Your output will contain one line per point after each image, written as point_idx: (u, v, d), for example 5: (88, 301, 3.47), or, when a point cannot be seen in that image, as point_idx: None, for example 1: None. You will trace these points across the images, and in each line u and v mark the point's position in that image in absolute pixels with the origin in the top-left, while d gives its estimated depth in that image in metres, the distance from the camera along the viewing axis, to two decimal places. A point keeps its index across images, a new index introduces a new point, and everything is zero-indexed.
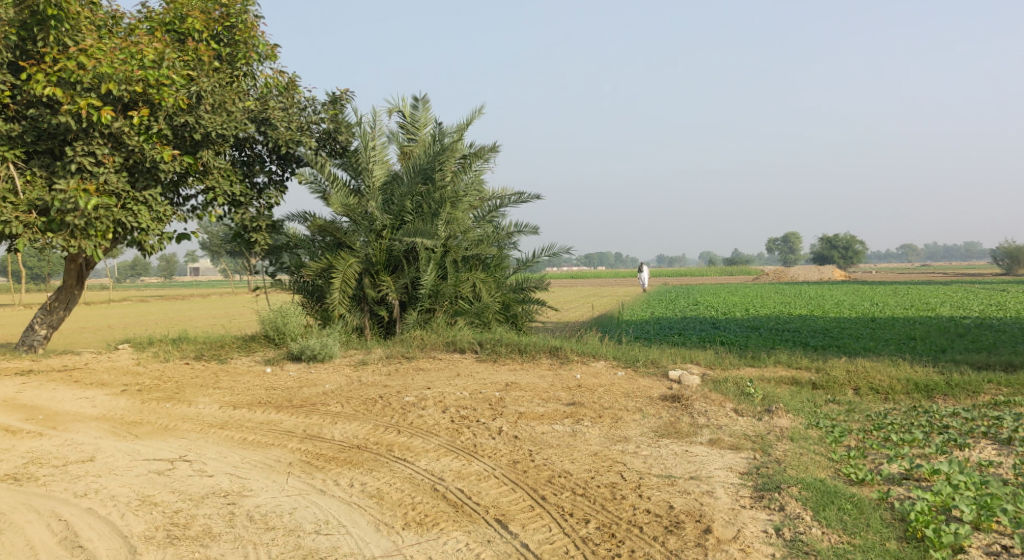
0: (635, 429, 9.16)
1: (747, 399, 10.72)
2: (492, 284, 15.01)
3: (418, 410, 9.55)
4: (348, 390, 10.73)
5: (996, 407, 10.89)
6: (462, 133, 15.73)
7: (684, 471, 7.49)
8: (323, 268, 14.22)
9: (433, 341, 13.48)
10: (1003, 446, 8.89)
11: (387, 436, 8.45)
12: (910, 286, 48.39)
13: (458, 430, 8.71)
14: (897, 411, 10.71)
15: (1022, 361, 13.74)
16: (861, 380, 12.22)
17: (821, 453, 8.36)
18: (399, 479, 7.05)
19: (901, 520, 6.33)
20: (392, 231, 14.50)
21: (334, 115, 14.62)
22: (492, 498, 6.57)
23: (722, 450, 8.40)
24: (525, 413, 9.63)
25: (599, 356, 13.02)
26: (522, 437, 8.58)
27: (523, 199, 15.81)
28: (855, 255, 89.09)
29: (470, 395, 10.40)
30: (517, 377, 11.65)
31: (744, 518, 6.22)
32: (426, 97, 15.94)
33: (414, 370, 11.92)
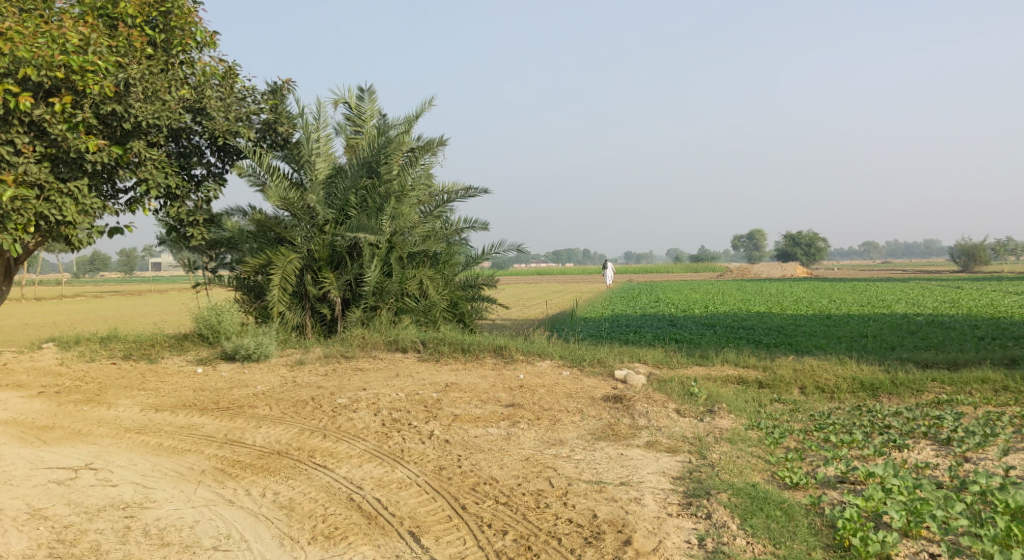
0: (572, 431, 8.91)
1: (690, 399, 10.53)
2: (439, 281, 14.67)
3: (348, 413, 9.20)
4: (280, 392, 10.33)
5: (938, 406, 10.85)
6: (410, 126, 15.41)
7: (615, 477, 7.26)
8: (262, 264, 13.74)
9: (375, 339, 13.12)
10: (943, 447, 8.79)
11: (311, 441, 8.12)
12: (870, 282, 48.98)
13: (387, 435, 8.40)
14: (840, 411, 10.60)
15: (967, 360, 13.76)
16: (808, 379, 12.13)
17: (758, 456, 8.18)
18: (314, 488, 6.77)
19: (830, 527, 6.16)
20: (335, 227, 14.09)
21: (274, 106, 14.13)
22: (410, 508, 6.40)
23: (658, 453, 8.19)
24: (461, 415, 9.33)
25: (545, 355, 12.77)
26: (453, 441, 8.28)
27: (471, 194, 15.51)
28: (816, 252, 90.22)
29: (406, 397, 10.07)
30: (458, 377, 11.35)
31: (668, 528, 6.05)
32: (372, 87, 15.54)
33: (352, 370, 11.56)
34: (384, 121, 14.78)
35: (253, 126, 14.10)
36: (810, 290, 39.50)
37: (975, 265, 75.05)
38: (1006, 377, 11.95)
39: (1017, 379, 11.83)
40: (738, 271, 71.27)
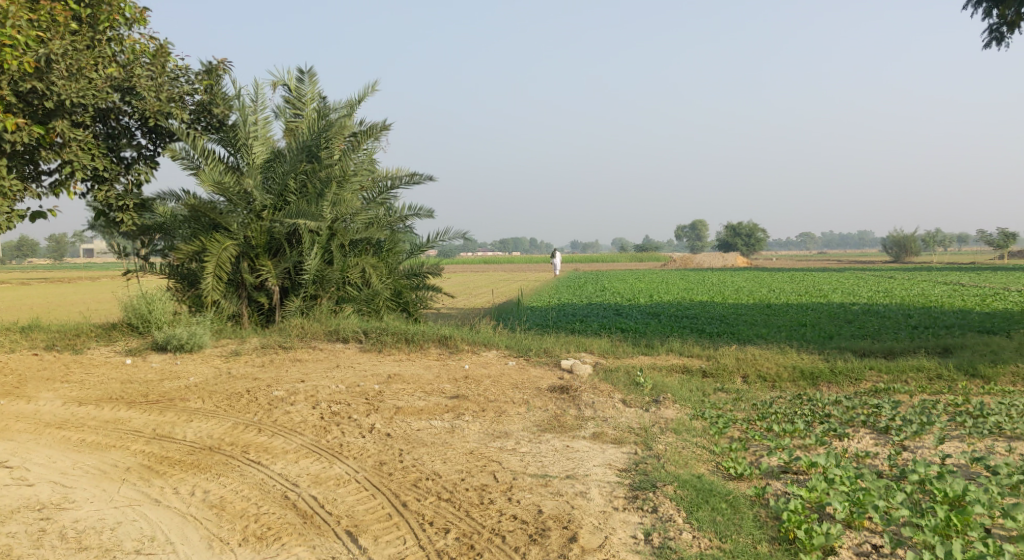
0: (517, 423, 8.75)
1: (636, 389, 10.48)
2: (383, 269, 14.36)
3: (285, 406, 8.88)
4: (213, 384, 9.93)
5: (876, 395, 11.02)
6: (352, 110, 15.00)
7: (560, 470, 7.12)
8: (196, 251, 13.20)
9: (315, 329, 12.75)
10: (881, 435, 8.90)
11: (245, 436, 7.79)
12: (806, 271, 50.16)
13: (326, 428, 8.12)
14: (782, 400, 10.67)
15: (902, 349, 14.06)
16: (750, 367, 12.22)
17: (703, 446, 8.14)
18: (247, 486, 6.48)
19: (775, 518, 6.13)
20: (273, 213, 13.63)
21: (209, 86, 13.56)
22: (347, 506, 6.16)
23: (604, 444, 8.09)
24: (403, 407, 9.08)
25: (490, 345, 12.59)
26: (395, 435, 8.05)
27: (415, 181, 15.18)
28: (756, 242, 92.10)
29: (346, 389, 9.78)
30: (401, 368, 11.10)
31: (614, 522, 5.94)
32: (313, 69, 15.06)
33: (290, 361, 11.20)
34: (324, 104, 14.37)
35: (186, 107, 13.52)
36: (750, 279, 40.21)
37: (907, 256, 77.55)
38: (940, 365, 12.22)
39: (950, 367, 12.10)
40: (680, 261, 72.18)
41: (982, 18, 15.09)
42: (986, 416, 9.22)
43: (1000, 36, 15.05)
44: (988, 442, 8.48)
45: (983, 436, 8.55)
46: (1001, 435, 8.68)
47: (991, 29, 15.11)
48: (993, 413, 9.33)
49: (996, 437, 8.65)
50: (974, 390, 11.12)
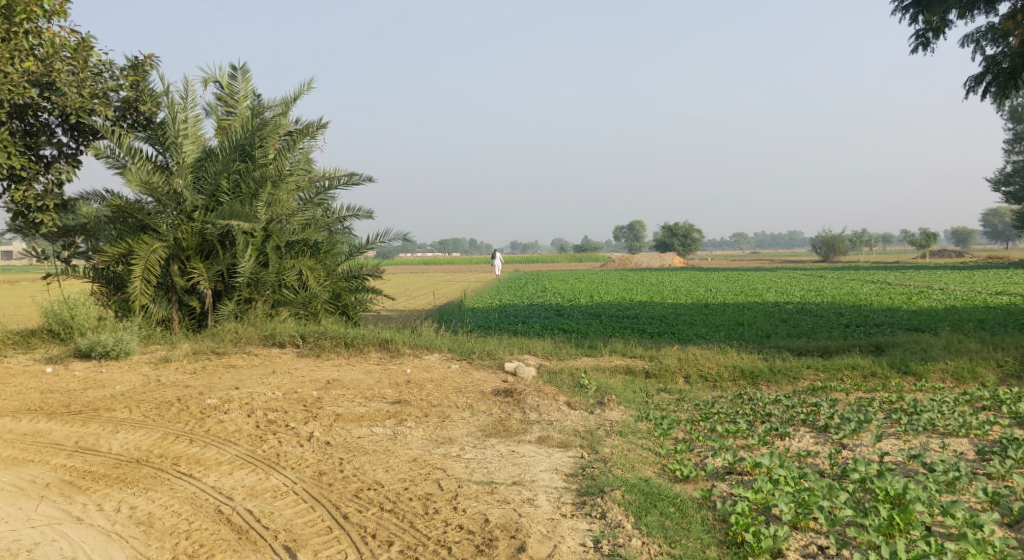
0: (461, 428, 8.57)
1: (580, 391, 10.40)
2: (320, 271, 14.01)
3: (219, 415, 8.51)
4: (141, 392, 9.47)
5: (814, 393, 11.19)
6: (288, 108, 14.60)
7: (507, 476, 6.98)
8: (123, 253, 12.62)
9: (249, 334, 12.33)
10: (821, 434, 9.00)
11: (175, 447, 7.42)
12: (741, 271, 51.08)
13: (261, 438, 7.80)
14: (723, 399, 10.74)
15: (838, 347, 14.33)
16: (691, 368, 12.28)
17: (648, 448, 8.10)
18: (178, 501, 6.15)
19: (723, 521, 6.11)
20: (205, 213, 13.14)
21: (136, 82, 13.00)
22: (285, 520, 5.90)
23: (550, 449, 7.97)
24: (343, 414, 8.81)
25: (432, 348, 12.37)
26: (335, 443, 7.78)
27: (354, 181, 14.86)
28: (692, 242, 93.71)
29: (283, 396, 9.44)
30: (340, 373, 10.80)
31: (562, 530, 5.83)
32: (246, 65, 14.60)
33: (224, 368, 10.78)
34: (259, 102, 13.95)
35: (111, 104, 12.93)
36: (687, 278, 40.85)
37: (835, 255, 79.93)
38: (873, 362, 12.48)
39: (883, 365, 12.37)
40: (619, 261, 72.94)
41: (909, 24, 15.52)
42: (920, 413, 9.43)
43: (926, 42, 15.51)
44: (923, 439, 8.65)
45: (918, 433, 8.72)
46: (935, 431, 8.88)
47: (918, 34, 15.55)
48: (926, 409, 9.54)
49: (930, 433, 8.84)
50: (906, 387, 11.39)
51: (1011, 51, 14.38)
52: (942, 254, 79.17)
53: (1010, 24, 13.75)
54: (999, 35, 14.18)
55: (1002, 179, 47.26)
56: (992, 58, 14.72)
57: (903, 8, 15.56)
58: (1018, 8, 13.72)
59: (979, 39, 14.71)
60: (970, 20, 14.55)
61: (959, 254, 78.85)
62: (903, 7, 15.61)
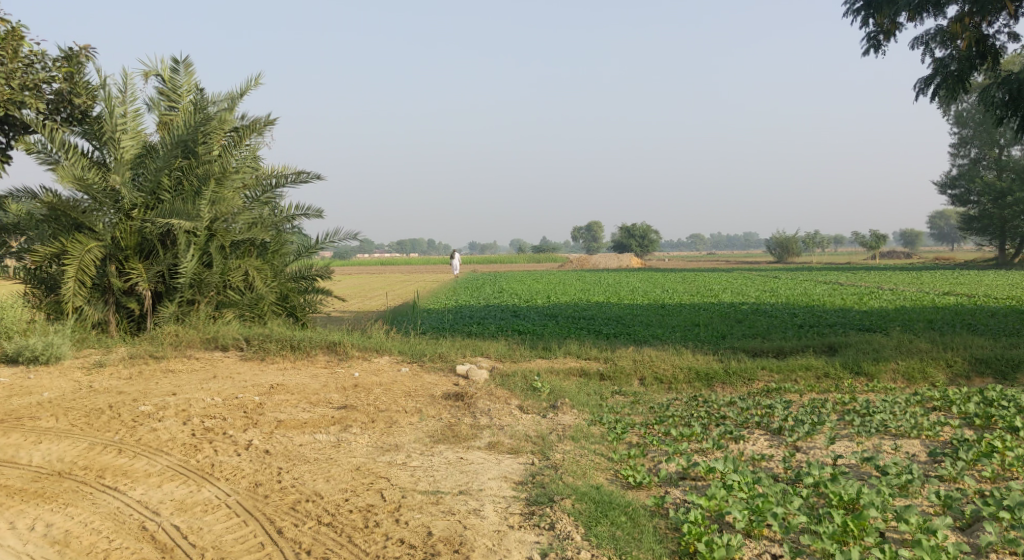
0: (409, 434, 8.26)
1: (533, 394, 10.16)
2: (268, 272, 13.56)
3: (152, 423, 8.09)
4: (71, 399, 8.99)
5: (768, 395, 11.11)
6: (233, 103, 14.14)
7: (453, 485, 6.71)
8: (56, 253, 12.05)
9: (190, 337, 11.85)
10: (775, 437, 8.89)
11: (101, 459, 7.04)
12: (697, 271, 51.38)
13: (196, 447, 7.42)
14: (678, 402, 10.60)
15: (792, 348, 14.31)
16: (647, 369, 12.12)
17: (601, 453, 7.89)
18: (98, 517, 5.87)
19: (675, 530, 5.93)
20: (145, 211, 12.60)
21: (69, 74, 12.43)
22: (214, 536, 5.63)
23: (500, 455, 7.72)
24: (285, 421, 8.44)
25: (382, 351, 12.03)
26: (274, 452, 7.43)
27: (302, 179, 14.44)
28: (649, 243, 94.40)
29: (223, 401, 9.03)
30: (285, 377, 10.40)
31: (509, 543, 5.62)
32: (189, 58, 14.09)
33: (161, 372, 10.33)
34: (202, 97, 13.47)
35: (43, 97, 12.35)
36: (643, 280, 41.06)
37: (789, 256, 81.15)
38: (827, 363, 12.46)
39: (836, 365, 12.34)
40: (577, 262, 73.07)
41: (860, 26, 15.61)
42: (872, 414, 9.37)
43: (877, 44, 15.61)
44: (876, 441, 8.58)
45: (870, 435, 8.64)
46: (887, 433, 8.82)
47: (869, 36, 15.65)
48: (878, 411, 9.49)
49: (883, 435, 8.77)
50: (859, 388, 11.38)
51: (960, 54, 14.52)
52: (891, 255, 80.87)
53: (958, 27, 13.87)
54: (948, 38, 14.31)
55: (949, 181, 48.38)
56: (940, 61, 14.85)
57: (854, 10, 15.65)
58: (966, 11, 13.83)
59: (929, 42, 14.84)
60: (920, 23, 14.66)
61: (905, 255, 80.77)
62: (854, 9, 15.70)
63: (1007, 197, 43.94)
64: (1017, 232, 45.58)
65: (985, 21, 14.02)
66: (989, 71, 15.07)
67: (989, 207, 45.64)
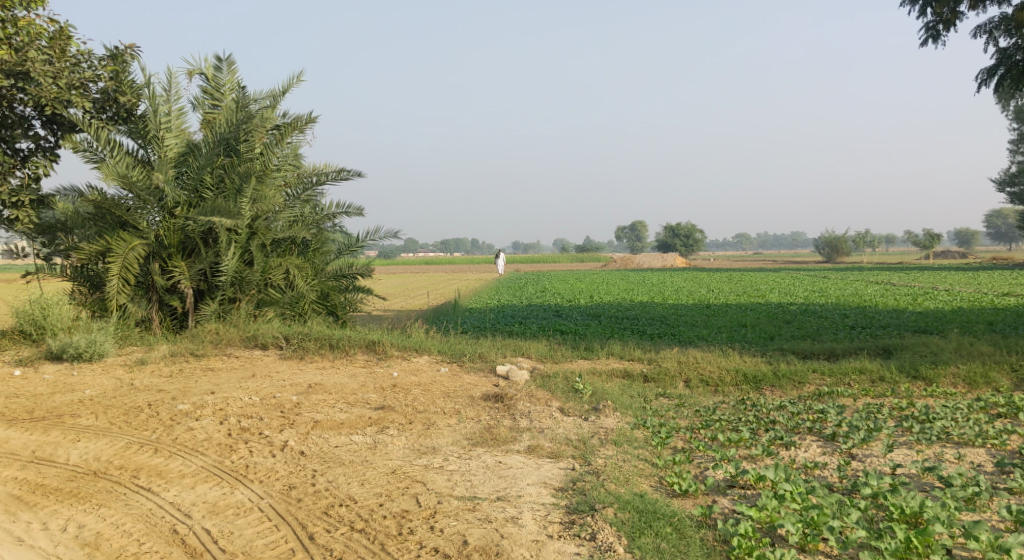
0: (446, 437, 8.06)
1: (575, 396, 9.89)
2: (308, 270, 13.49)
3: (189, 422, 8.02)
4: (111, 397, 8.99)
5: (820, 399, 10.66)
6: (275, 101, 14.13)
7: (491, 490, 6.49)
8: (101, 251, 12.15)
9: (230, 335, 11.83)
10: (828, 443, 8.48)
11: (137, 458, 6.98)
12: (743, 271, 50.27)
13: (232, 447, 7.32)
14: (725, 405, 10.23)
15: (845, 350, 13.78)
16: (692, 371, 11.75)
17: (645, 459, 7.60)
18: (130, 519, 5.80)
19: (724, 542, 5.64)
20: (187, 210, 12.64)
21: (115, 73, 12.53)
22: (244, 541, 5.53)
23: (540, 459, 7.48)
24: (322, 421, 8.31)
25: (422, 351, 11.87)
26: (309, 453, 7.30)
27: (343, 177, 14.36)
28: (695, 243, 93.13)
29: (260, 401, 8.94)
30: (323, 377, 10.29)
31: (548, 554, 5.40)
32: (232, 57, 14.11)
33: (201, 371, 10.30)
34: (244, 95, 13.48)
35: (89, 96, 12.46)
36: (687, 279, 40.37)
37: (838, 256, 79.28)
38: (882, 367, 11.93)
39: (892, 369, 11.82)
40: (620, 261, 72.37)
41: (918, 16, 15.01)
42: (933, 420, 8.88)
43: (936, 34, 14.98)
44: (937, 449, 8.12)
45: (931, 443, 8.18)
46: (949, 440, 8.34)
47: (928, 27, 15.03)
48: (939, 417, 8.99)
49: (945, 443, 8.30)
50: (916, 393, 10.87)
51: None
52: (946, 254, 78.45)
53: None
54: (1013, 26, 13.64)
55: (1007, 179, 46.68)
56: (1005, 50, 14.18)
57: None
58: None
59: (992, 31, 14.17)
60: (982, 11, 14.01)
61: (959, 255, 78.41)
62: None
63: None
64: None
65: None
66: None
67: None
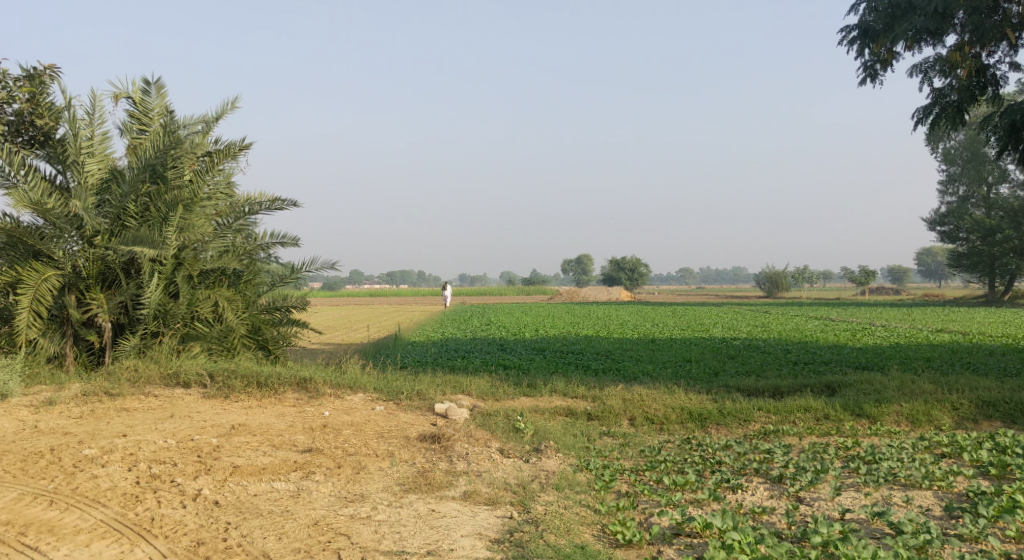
0: (376, 483, 7.53)
1: (515, 436, 9.45)
2: (239, 303, 12.81)
3: (93, 469, 7.34)
4: (10, 441, 8.23)
5: (766, 438, 10.41)
6: (207, 126, 13.56)
7: (422, 544, 6.05)
8: (11, 282, 11.37)
9: (150, 372, 11.10)
10: (775, 486, 8.20)
11: (28, 512, 6.32)
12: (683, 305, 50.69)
13: (138, 497, 6.70)
14: (670, 445, 9.90)
15: (790, 387, 13.62)
16: (637, 409, 11.43)
17: (588, 504, 7.22)
18: None
19: None
20: (108, 239, 11.94)
21: (32, 94, 11.84)
22: None
23: (477, 507, 7.03)
24: (242, 466, 7.70)
25: (357, 388, 11.31)
26: (225, 503, 6.71)
27: (278, 206, 13.80)
28: (639, 277, 93.95)
29: (176, 444, 8.29)
30: (248, 417, 9.66)
31: None
32: (160, 79, 13.51)
33: (115, 411, 9.57)
34: (173, 120, 12.88)
35: (3, 118, 11.72)
36: (631, 313, 40.51)
37: (778, 291, 80.61)
38: (827, 404, 11.77)
39: (836, 407, 11.66)
40: (567, 293, 72.37)
41: (856, 56, 15.23)
42: (879, 461, 8.68)
43: (873, 73, 15.23)
44: (885, 492, 7.90)
45: (878, 485, 7.97)
46: (896, 483, 8.12)
47: (865, 66, 15.27)
48: (885, 457, 8.79)
49: (892, 485, 8.08)
50: (860, 432, 10.72)
51: (960, 83, 14.10)
52: (881, 290, 80.63)
53: (958, 55, 13.44)
54: (947, 67, 13.90)
55: (937, 219, 48.09)
56: (939, 90, 14.46)
57: (850, 39, 15.28)
58: (965, 40, 13.45)
59: (928, 71, 14.42)
60: (918, 51, 14.26)
61: (893, 292, 80.55)
62: (850, 39, 15.33)
63: (994, 235, 43.57)
64: (1006, 269, 45.27)
65: (986, 50, 13.66)
66: (989, 101, 14.68)
67: (978, 244, 45.45)
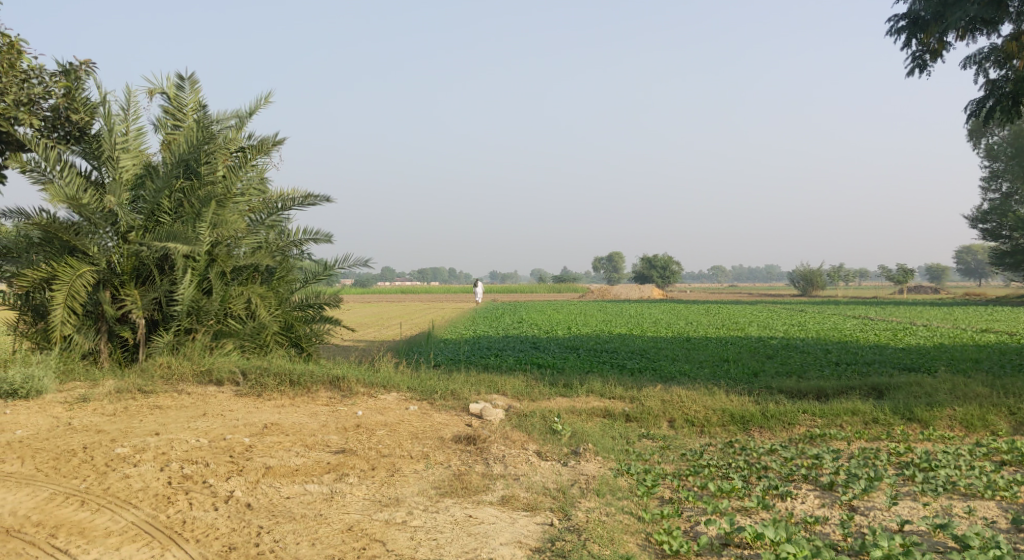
0: (412, 486, 7.30)
1: (553, 438, 9.16)
2: (272, 300, 12.70)
3: (125, 469, 7.20)
4: (44, 439, 8.15)
5: (812, 443, 10.02)
6: (240, 122, 13.45)
7: (459, 552, 5.82)
8: (46, 278, 11.35)
9: (183, 369, 11.02)
10: (826, 493, 7.82)
11: (59, 512, 6.21)
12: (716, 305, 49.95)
13: (169, 498, 6.55)
14: (712, 449, 9.55)
15: (835, 389, 13.15)
16: (676, 411, 11.08)
17: (631, 511, 6.91)
18: None
19: None
20: (142, 234, 11.88)
21: (68, 89, 11.81)
22: None
23: (515, 513, 6.77)
24: (275, 467, 7.52)
25: (390, 387, 11.11)
26: (257, 506, 6.53)
27: (311, 202, 13.67)
28: (670, 275, 92.98)
29: (208, 443, 8.14)
30: (281, 416, 9.50)
31: None
32: (194, 74, 13.41)
33: (148, 409, 9.47)
34: (206, 115, 12.77)
35: (39, 113, 11.70)
36: (663, 311, 39.92)
37: (814, 289, 79.26)
38: (875, 408, 11.32)
39: (886, 411, 11.20)
40: (598, 292, 71.79)
41: (904, 46, 14.69)
42: (936, 469, 8.25)
43: (922, 64, 14.69)
44: (944, 502, 7.49)
45: (937, 494, 7.57)
46: (956, 492, 7.71)
47: (915, 56, 14.73)
48: (942, 464, 8.36)
49: (951, 495, 7.67)
50: (912, 436, 10.27)
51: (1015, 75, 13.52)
52: (919, 289, 78.99)
53: (1014, 46, 12.86)
54: (1003, 57, 13.33)
55: (980, 217, 46.85)
56: (993, 82, 13.89)
57: (898, 29, 14.76)
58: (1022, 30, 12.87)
59: (982, 62, 13.85)
60: (971, 41, 13.70)
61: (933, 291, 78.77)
62: (898, 29, 14.80)
63: None
64: None
65: None
66: None
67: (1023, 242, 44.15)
